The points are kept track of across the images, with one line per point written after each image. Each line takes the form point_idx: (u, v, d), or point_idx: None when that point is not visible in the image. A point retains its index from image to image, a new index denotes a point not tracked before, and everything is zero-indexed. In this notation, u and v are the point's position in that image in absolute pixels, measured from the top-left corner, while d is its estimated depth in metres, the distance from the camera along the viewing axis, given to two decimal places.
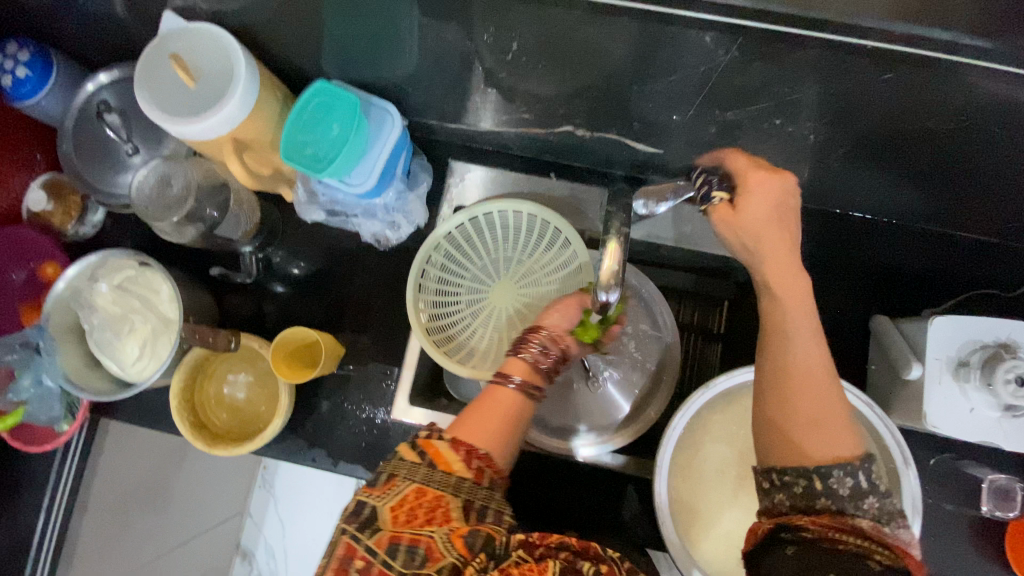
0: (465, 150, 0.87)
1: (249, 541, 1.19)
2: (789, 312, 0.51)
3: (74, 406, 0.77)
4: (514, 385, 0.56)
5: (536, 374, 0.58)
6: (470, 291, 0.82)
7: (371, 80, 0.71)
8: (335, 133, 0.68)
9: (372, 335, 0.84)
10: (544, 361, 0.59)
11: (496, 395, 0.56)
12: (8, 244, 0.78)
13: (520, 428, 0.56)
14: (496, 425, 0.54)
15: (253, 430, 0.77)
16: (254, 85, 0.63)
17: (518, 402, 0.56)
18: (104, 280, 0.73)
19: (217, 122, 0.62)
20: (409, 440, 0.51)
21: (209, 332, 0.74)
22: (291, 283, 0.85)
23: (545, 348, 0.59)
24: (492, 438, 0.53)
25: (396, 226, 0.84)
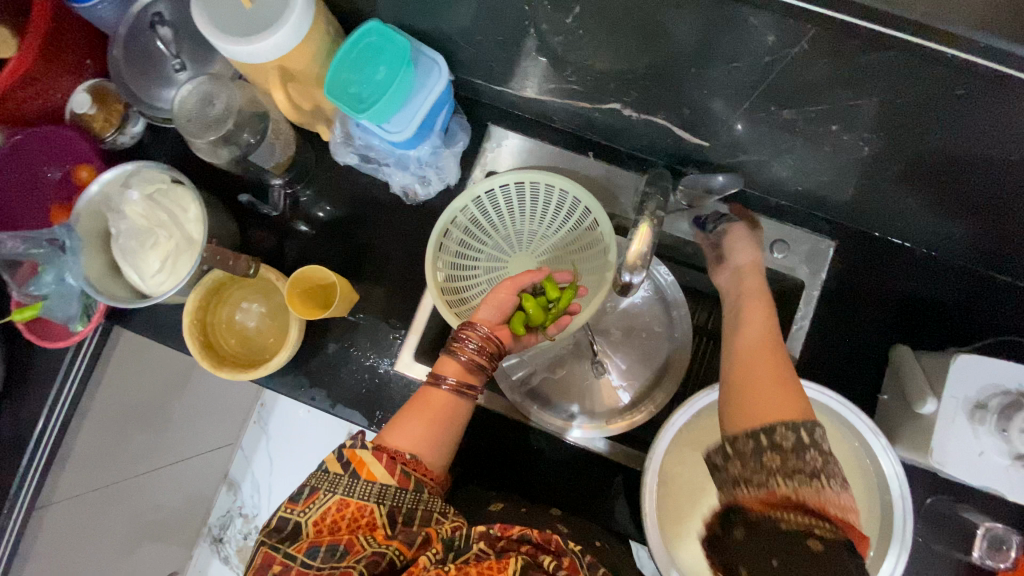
0: (506, 116, 0.86)
1: (237, 473, 1.25)
2: (737, 324, 0.62)
3: (91, 309, 0.80)
4: (447, 387, 0.62)
5: (468, 374, 0.64)
6: (489, 259, 0.83)
7: (425, 28, 0.69)
8: (381, 75, 0.68)
9: (387, 286, 0.85)
10: (476, 359, 0.63)
11: (430, 395, 0.62)
12: (49, 142, 0.81)
13: (452, 424, 0.62)
14: (424, 425, 0.60)
15: (259, 361, 0.78)
16: (309, 13, 0.62)
17: (449, 401, 0.62)
18: (136, 189, 0.74)
19: (267, 47, 0.62)
20: (333, 452, 0.56)
21: (231, 256, 0.73)
22: (316, 224, 0.86)
23: (474, 347, 0.63)
24: (420, 441, 0.59)
25: (426, 181, 0.83)
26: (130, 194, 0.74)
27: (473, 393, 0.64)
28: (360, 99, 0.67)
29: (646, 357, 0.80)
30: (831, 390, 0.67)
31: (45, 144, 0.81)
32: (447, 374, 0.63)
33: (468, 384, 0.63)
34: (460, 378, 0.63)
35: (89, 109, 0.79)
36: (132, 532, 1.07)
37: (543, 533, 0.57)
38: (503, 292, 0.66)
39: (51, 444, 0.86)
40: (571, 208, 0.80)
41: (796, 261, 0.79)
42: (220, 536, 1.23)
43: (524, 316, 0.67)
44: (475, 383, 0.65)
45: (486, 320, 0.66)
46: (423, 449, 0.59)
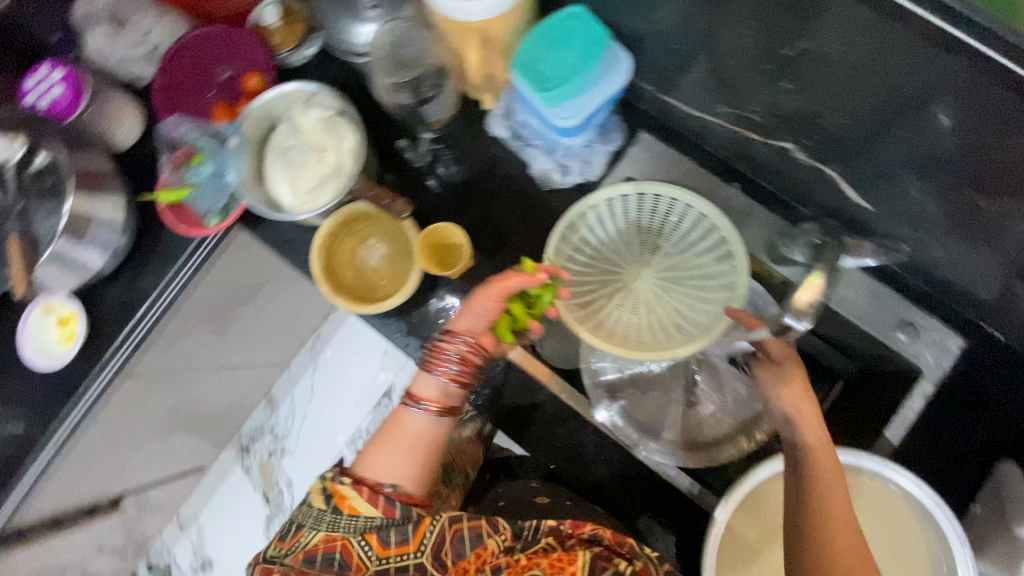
0: (660, 125, 0.83)
1: (279, 392, 1.27)
2: (809, 437, 0.58)
3: (230, 210, 0.82)
4: (422, 410, 0.64)
5: (447, 395, 0.65)
6: (606, 262, 0.81)
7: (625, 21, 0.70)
8: (570, 61, 0.68)
9: (498, 263, 0.83)
10: (453, 375, 0.64)
11: (408, 424, 0.64)
12: (229, 42, 0.85)
13: (432, 443, 0.64)
14: (401, 451, 0.63)
15: (369, 298, 0.80)
16: None
17: (428, 425, 0.64)
18: (315, 110, 0.80)
19: (477, 6, 0.63)
20: (319, 487, 0.61)
21: (386, 196, 0.80)
22: (444, 183, 0.85)
23: (452, 369, 0.64)
24: (400, 468, 0.62)
25: (565, 169, 0.82)
26: (309, 113, 0.80)
27: (457, 408, 0.66)
28: (540, 81, 0.69)
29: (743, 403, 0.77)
30: (928, 487, 0.66)
31: (225, 44, 0.85)
32: (423, 397, 0.64)
33: (450, 403, 0.65)
34: (439, 400, 0.64)
35: (275, 19, 0.85)
36: (166, 419, 1.22)
37: (616, 535, 0.59)
38: (484, 310, 0.65)
39: (152, 321, 0.90)
40: (706, 235, 0.77)
41: (921, 348, 0.76)
42: (247, 446, 1.26)
43: (506, 324, 0.66)
44: (457, 401, 0.66)
45: (463, 332, 0.65)
46: (400, 477, 0.62)
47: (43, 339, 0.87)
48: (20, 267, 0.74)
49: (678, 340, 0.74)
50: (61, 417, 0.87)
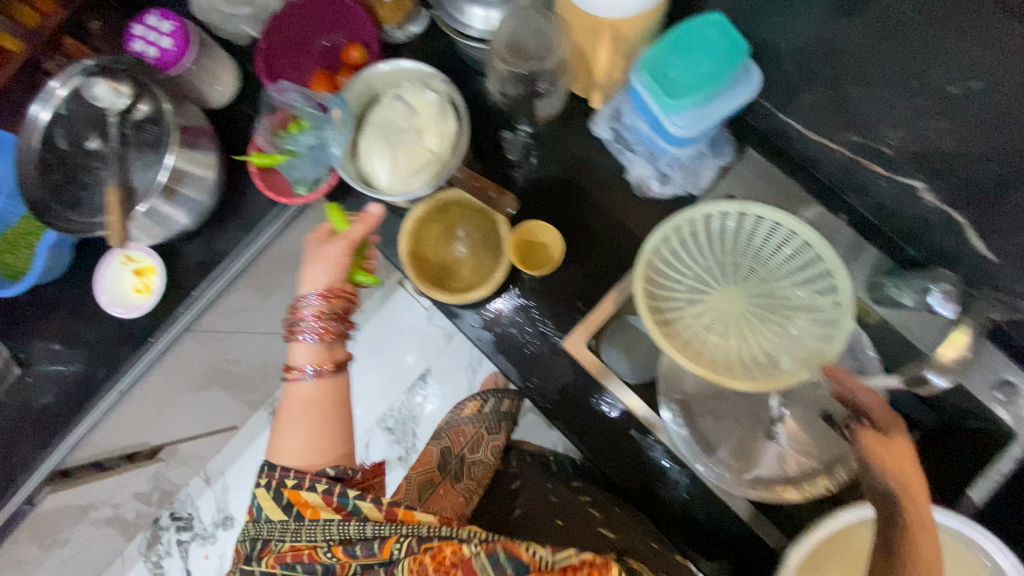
0: (769, 145, 0.79)
1: None
2: (914, 525, 0.51)
3: (319, 183, 0.80)
4: (310, 377, 0.71)
5: (325, 356, 0.72)
6: (696, 279, 0.77)
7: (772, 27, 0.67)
8: (703, 71, 0.65)
9: (582, 266, 0.81)
10: (324, 334, 0.71)
11: (302, 392, 0.72)
12: (341, 11, 0.84)
13: (331, 401, 0.72)
14: (309, 425, 0.71)
15: (451, 287, 0.79)
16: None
17: (317, 386, 0.72)
18: (432, 91, 0.77)
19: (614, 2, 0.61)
20: (271, 497, 0.68)
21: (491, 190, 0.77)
22: (536, 178, 0.82)
23: (315, 331, 0.70)
24: (311, 446, 0.70)
25: (665, 179, 0.78)
26: (416, 91, 0.77)
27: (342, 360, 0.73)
28: (667, 90, 0.67)
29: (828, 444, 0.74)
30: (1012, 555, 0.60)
31: (332, 12, 0.84)
32: (305, 363, 0.71)
33: (330, 358, 0.72)
34: (320, 362, 0.72)
35: None
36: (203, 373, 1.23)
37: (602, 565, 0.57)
38: (330, 267, 0.71)
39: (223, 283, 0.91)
40: (808, 266, 0.74)
41: None
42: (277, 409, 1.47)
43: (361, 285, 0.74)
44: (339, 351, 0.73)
45: (324, 290, 0.71)
46: (321, 458, 0.70)
47: (119, 287, 0.88)
48: (119, 214, 0.71)
49: (768, 371, 0.71)
50: (127, 366, 0.89)
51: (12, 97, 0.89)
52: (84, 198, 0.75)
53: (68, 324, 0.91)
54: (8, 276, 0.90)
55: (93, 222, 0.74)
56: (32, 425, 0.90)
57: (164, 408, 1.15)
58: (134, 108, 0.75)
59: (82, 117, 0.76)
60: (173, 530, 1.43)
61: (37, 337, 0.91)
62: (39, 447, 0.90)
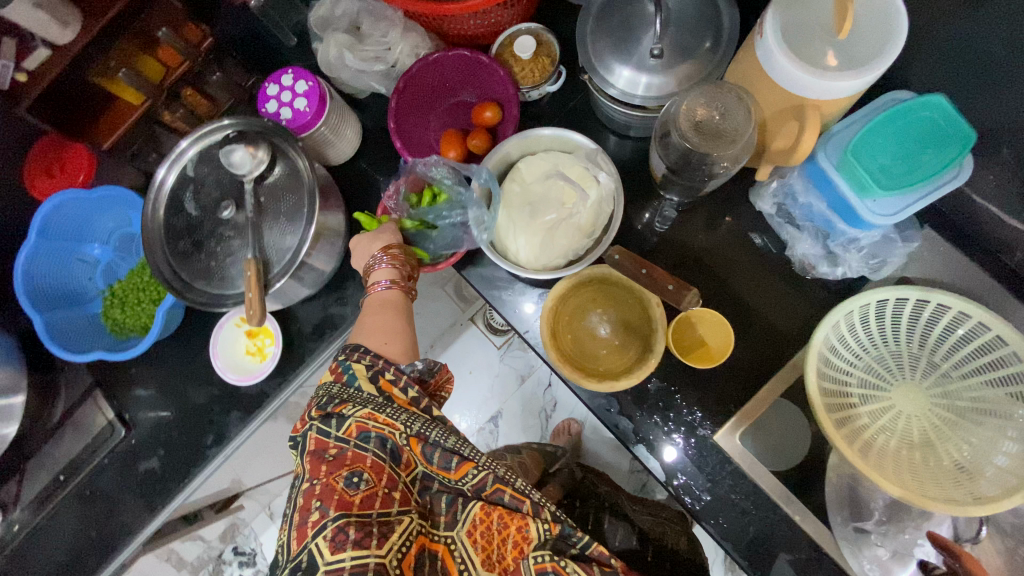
0: (953, 225, 0.71)
1: None
2: None
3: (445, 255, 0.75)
4: (384, 287, 0.67)
5: (400, 278, 0.68)
6: (865, 371, 0.71)
7: (989, 99, 0.61)
8: (918, 156, 0.59)
9: (737, 350, 0.73)
10: (395, 265, 0.68)
11: (377, 299, 0.67)
12: (481, 71, 0.80)
13: (403, 306, 0.67)
14: (389, 322, 0.64)
15: (591, 371, 0.72)
16: (832, 91, 0.55)
17: (392, 292, 0.67)
18: (601, 171, 0.71)
19: (783, 69, 0.56)
20: (367, 373, 0.59)
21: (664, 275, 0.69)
22: (684, 251, 0.76)
23: (385, 261, 0.67)
24: (386, 330, 0.64)
25: (835, 259, 0.71)
26: (563, 158, 0.72)
27: (413, 288, 0.69)
28: (878, 174, 0.60)
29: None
30: None
31: (468, 68, 0.80)
32: (381, 279, 0.68)
33: (406, 276, 0.68)
34: (394, 278, 0.67)
35: (527, 53, 0.78)
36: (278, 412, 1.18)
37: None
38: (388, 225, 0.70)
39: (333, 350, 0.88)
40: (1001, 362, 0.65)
41: None
42: None
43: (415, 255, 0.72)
44: (410, 274, 0.69)
45: (388, 247, 0.69)
46: (396, 349, 0.62)
47: (233, 350, 0.84)
48: (258, 291, 0.67)
49: (959, 487, 0.63)
50: (235, 434, 0.85)
51: (131, 148, 0.85)
52: (214, 267, 0.71)
53: (175, 383, 0.87)
54: (115, 333, 0.86)
55: (226, 294, 0.71)
56: (133, 489, 0.86)
57: (246, 453, 1.11)
58: (268, 173, 0.71)
59: (212, 181, 0.72)
60: (235, 565, 1.24)
61: (144, 398, 0.88)
62: (139, 514, 0.85)
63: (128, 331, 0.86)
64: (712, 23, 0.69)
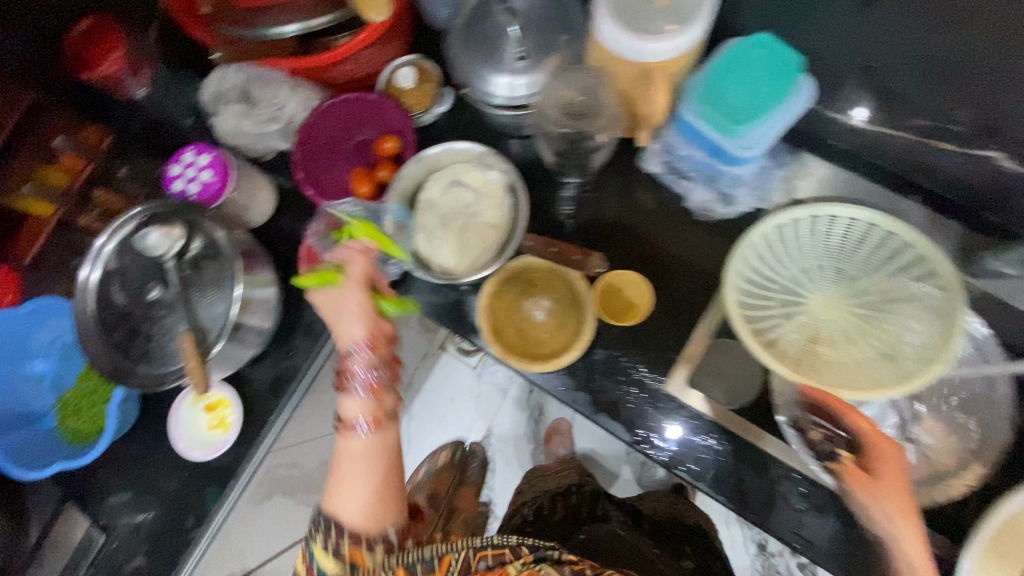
0: (824, 145, 0.78)
1: None
2: (902, 516, 0.54)
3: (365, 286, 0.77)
4: (360, 432, 0.54)
5: (382, 395, 0.55)
6: (784, 292, 0.75)
7: (809, 28, 0.69)
8: (761, 89, 0.65)
9: (666, 304, 0.78)
10: (372, 385, 0.55)
11: (356, 445, 0.54)
12: (374, 107, 0.84)
13: (388, 459, 0.55)
14: (365, 485, 0.54)
15: (538, 354, 0.75)
16: (640, 52, 0.61)
17: (367, 444, 0.54)
18: (494, 170, 0.77)
19: (609, 26, 0.62)
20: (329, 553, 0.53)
21: (578, 253, 0.78)
22: (593, 225, 0.80)
23: (367, 382, 0.55)
24: (366, 512, 0.53)
25: (729, 200, 0.77)
26: (461, 168, 0.77)
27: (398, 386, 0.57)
28: (731, 114, 0.66)
29: (976, 436, 0.70)
30: None
31: (363, 109, 0.84)
32: (357, 417, 0.54)
33: (388, 387, 0.56)
34: (374, 413, 0.54)
35: (410, 82, 0.83)
36: None
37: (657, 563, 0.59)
38: (363, 316, 0.56)
39: (293, 406, 0.89)
40: (896, 253, 0.72)
41: None
42: None
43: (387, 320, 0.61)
44: (393, 375, 0.57)
45: (360, 344, 0.55)
46: (376, 520, 0.54)
47: (194, 428, 0.85)
48: (195, 360, 0.70)
49: (888, 372, 0.69)
50: (216, 509, 0.84)
51: (54, 260, 0.86)
52: (155, 347, 0.73)
53: (147, 477, 0.86)
54: (76, 441, 0.84)
55: (170, 371, 0.72)
56: None
57: None
58: (188, 247, 0.74)
59: (136, 267, 0.73)
60: None
61: (118, 502, 0.86)
62: None
63: (88, 435, 0.85)
64: (564, 19, 0.76)
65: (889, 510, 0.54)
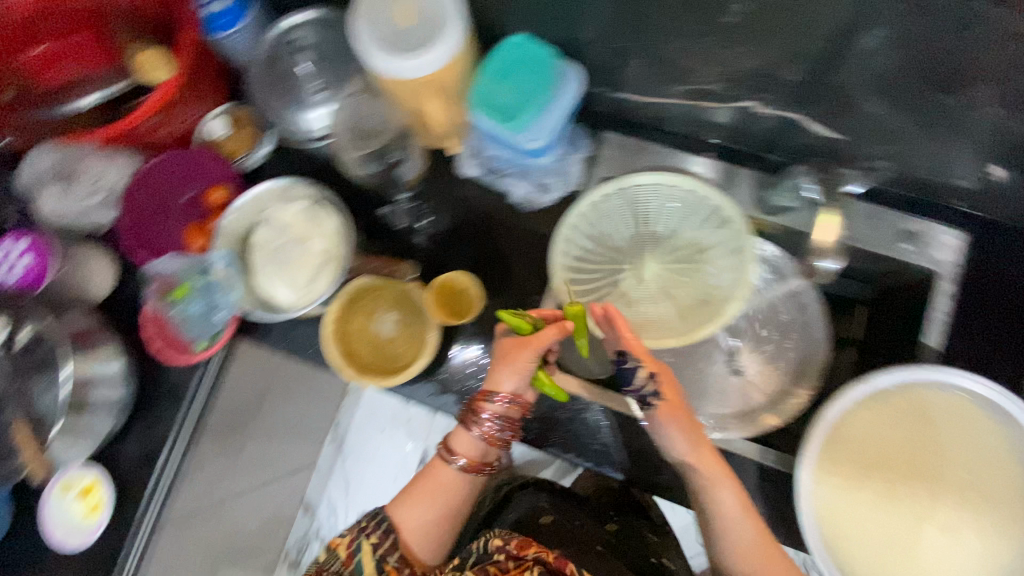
0: (621, 122, 0.85)
1: (313, 495, 1.13)
2: (688, 433, 0.64)
3: (216, 336, 0.78)
4: (455, 463, 0.68)
5: (490, 443, 0.67)
6: (611, 262, 0.82)
7: None
8: (525, 88, 0.71)
9: (509, 295, 0.83)
10: (488, 437, 0.66)
11: (451, 474, 0.68)
12: (188, 163, 0.83)
13: (460, 500, 0.69)
14: (433, 510, 0.68)
15: (394, 368, 0.77)
16: (402, 70, 0.65)
17: (455, 478, 0.69)
18: (300, 201, 0.79)
19: (369, 50, 0.65)
20: (372, 555, 0.66)
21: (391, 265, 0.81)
22: (429, 236, 0.84)
23: (485, 433, 0.66)
24: (432, 528, 0.68)
25: (545, 187, 0.83)
26: (286, 207, 0.79)
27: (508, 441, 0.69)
28: (504, 117, 0.72)
29: (792, 354, 0.78)
30: (947, 368, 0.68)
31: (177, 166, 0.83)
32: (460, 454, 0.68)
33: (507, 436, 0.67)
34: (471, 456, 0.68)
35: (224, 130, 0.85)
36: (201, 559, 1.12)
37: (556, 559, 0.66)
38: (514, 375, 0.66)
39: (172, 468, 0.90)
40: (697, 208, 0.79)
41: (927, 253, 0.77)
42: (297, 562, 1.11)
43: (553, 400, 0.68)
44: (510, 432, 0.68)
45: (509, 403, 0.66)
46: (431, 538, 0.68)
47: (69, 518, 0.82)
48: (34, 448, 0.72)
49: (703, 314, 0.76)
50: None
51: None
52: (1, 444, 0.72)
53: None
54: None
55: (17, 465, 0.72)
56: None
57: None
58: (17, 338, 0.74)
59: None
60: None
61: None
62: None
63: None
64: None
65: (678, 428, 0.64)
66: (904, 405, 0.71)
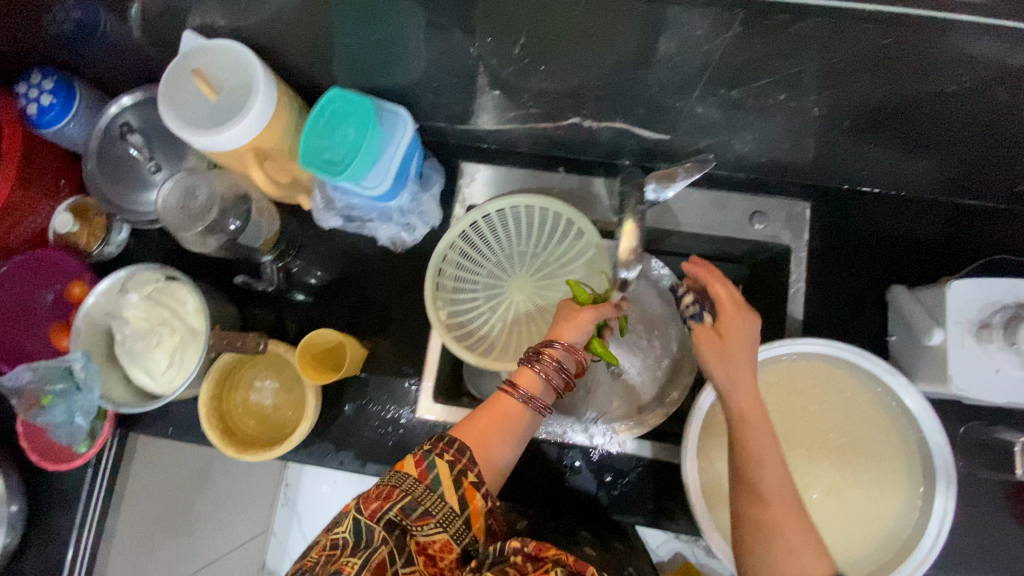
0: (474, 151, 0.88)
1: (273, 561, 1.18)
2: (735, 375, 0.54)
3: (97, 431, 0.78)
4: (522, 397, 0.58)
5: (546, 390, 0.60)
6: (487, 287, 0.84)
7: None
8: (350, 137, 0.71)
9: (394, 338, 0.84)
10: (552, 379, 0.60)
11: (510, 407, 0.58)
12: (37, 265, 0.81)
13: (520, 439, 0.58)
14: (497, 438, 0.56)
15: (279, 437, 0.77)
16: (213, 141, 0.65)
17: (520, 412, 0.58)
18: (134, 291, 0.75)
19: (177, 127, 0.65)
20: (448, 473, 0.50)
21: (238, 337, 0.74)
22: (311, 292, 0.86)
23: (550, 376, 0.60)
24: (495, 454, 0.55)
25: (411, 227, 0.85)
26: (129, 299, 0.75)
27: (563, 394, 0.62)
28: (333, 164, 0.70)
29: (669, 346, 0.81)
30: (804, 339, 0.70)
31: (28, 270, 0.81)
32: (524, 389, 0.59)
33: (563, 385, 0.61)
34: (533, 394, 0.59)
35: (72, 224, 0.81)
36: None
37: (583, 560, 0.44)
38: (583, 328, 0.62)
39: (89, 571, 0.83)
40: (555, 222, 0.82)
41: (777, 228, 0.80)
42: None
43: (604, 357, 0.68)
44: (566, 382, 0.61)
45: (571, 349, 0.61)
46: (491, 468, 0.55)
47: None
48: None
49: None
50: None
51: None
52: None
53: None
54: None
55: None
56: None
57: None
58: None
59: None
60: None
61: None
62: None
63: None
64: None
65: (725, 369, 0.55)
66: (773, 379, 0.73)
